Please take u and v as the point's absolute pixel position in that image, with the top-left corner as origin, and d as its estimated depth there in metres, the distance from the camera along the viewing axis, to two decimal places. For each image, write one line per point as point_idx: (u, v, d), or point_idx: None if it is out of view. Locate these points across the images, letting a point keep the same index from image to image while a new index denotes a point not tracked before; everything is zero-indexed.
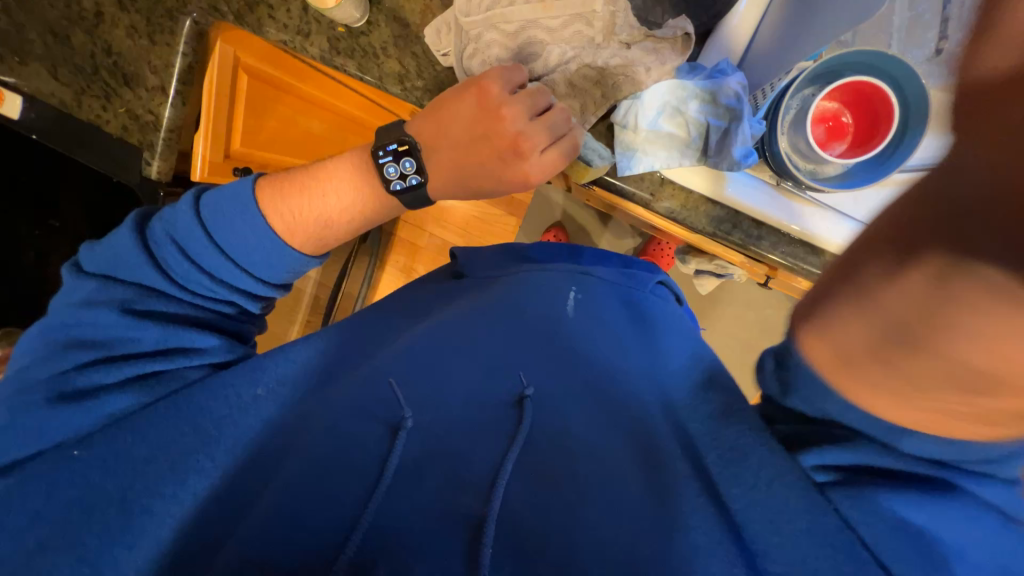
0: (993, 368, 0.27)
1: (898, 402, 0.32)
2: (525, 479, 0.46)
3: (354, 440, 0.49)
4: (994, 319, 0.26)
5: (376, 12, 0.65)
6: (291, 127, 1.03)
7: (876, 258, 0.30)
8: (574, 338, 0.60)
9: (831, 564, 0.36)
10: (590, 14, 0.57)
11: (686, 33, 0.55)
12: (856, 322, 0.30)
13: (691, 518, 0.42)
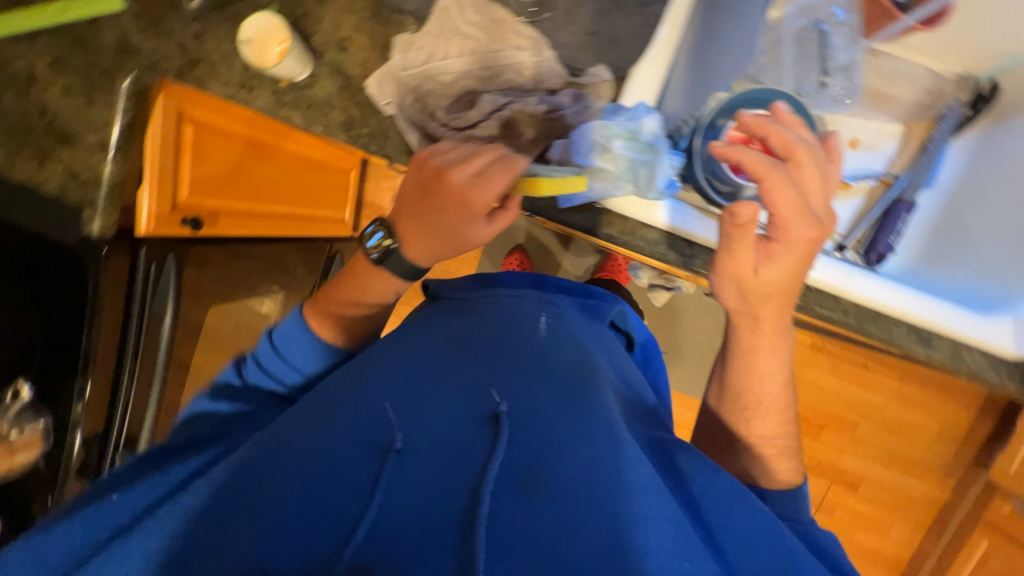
0: (779, 437, 0.63)
1: (768, 456, 0.62)
2: (510, 487, 0.44)
3: (344, 467, 0.46)
4: (781, 419, 0.63)
5: (318, 66, 0.68)
6: (242, 175, 1.01)
7: (744, 400, 0.64)
8: (546, 348, 0.61)
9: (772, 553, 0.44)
10: (518, 64, 0.62)
11: (605, 80, 0.62)
12: (738, 422, 0.64)
13: (657, 513, 0.44)
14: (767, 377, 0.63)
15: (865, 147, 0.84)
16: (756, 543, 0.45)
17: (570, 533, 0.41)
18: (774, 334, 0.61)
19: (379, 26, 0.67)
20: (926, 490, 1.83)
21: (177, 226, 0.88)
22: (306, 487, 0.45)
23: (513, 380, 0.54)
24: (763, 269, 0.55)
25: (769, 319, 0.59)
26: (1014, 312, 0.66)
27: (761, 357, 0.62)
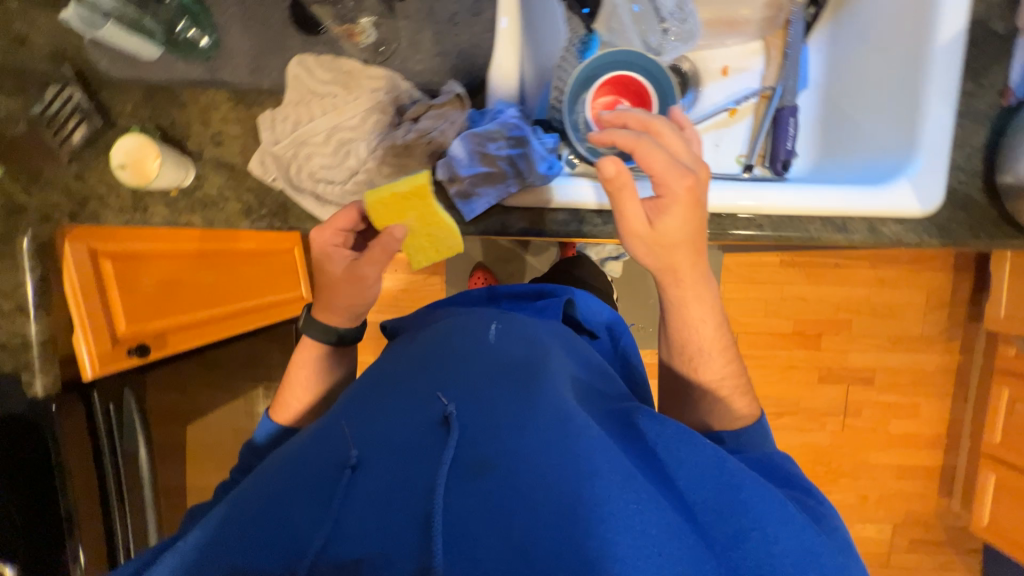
0: (728, 381, 0.66)
1: (722, 401, 0.65)
2: (459, 476, 0.45)
3: (309, 488, 0.48)
4: (727, 365, 0.66)
5: (201, 166, 0.70)
6: (179, 289, 1.01)
7: (690, 355, 0.66)
8: (496, 346, 0.62)
9: (720, 478, 0.47)
10: (379, 104, 0.64)
11: (459, 94, 0.64)
12: (688, 377, 0.67)
13: (605, 468, 0.45)
14: (702, 328, 0.65)
15: (737, 71, 0.89)
16: (702, 476, 0.47)
17: (519, 505, 0.43)
18: (696, 289, 0.63)
19: (245, 111, 0.69)
20: (939, 359, 1.85)
21: (124, 359, 0.88)
22: (274, 518, 0.46)
23: (457, 382, 0.55)
24: (661, 229, 0.57)
25: (682, 277, 0.61)
26: (908, 174, 0.68)
27: (691, 312, 0.64)
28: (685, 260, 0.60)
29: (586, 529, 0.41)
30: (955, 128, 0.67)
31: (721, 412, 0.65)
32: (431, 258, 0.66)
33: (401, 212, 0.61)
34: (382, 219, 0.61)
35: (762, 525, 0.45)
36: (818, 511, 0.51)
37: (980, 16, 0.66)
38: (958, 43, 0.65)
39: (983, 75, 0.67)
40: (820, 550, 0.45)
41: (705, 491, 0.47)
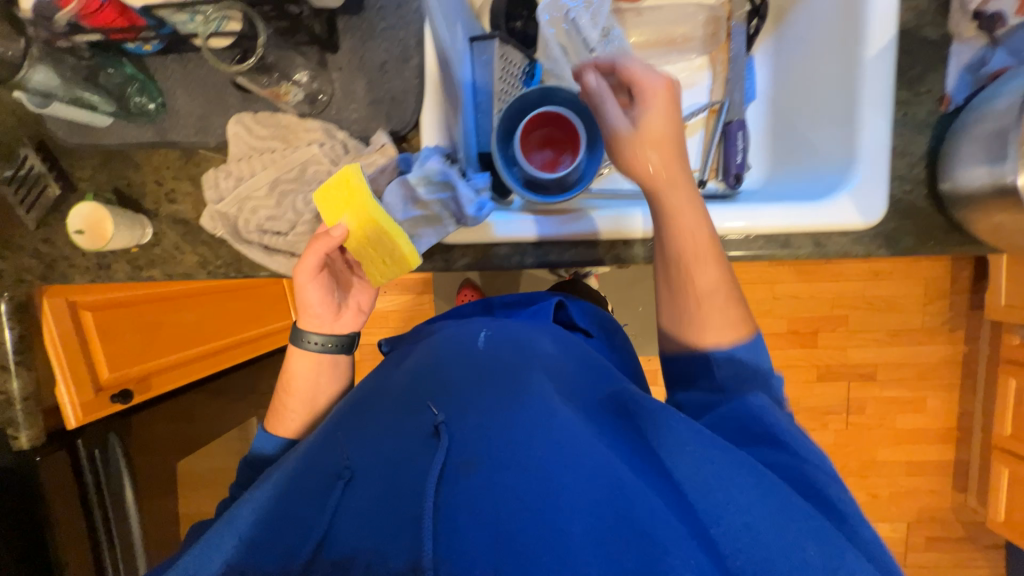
0: (728, 310, 0.57)
1: (720, 324, 0.56)
2: (447, 478, 0.44)
3: (307, 500, 0.48)
4: (725, 287, 0.58)
5: (158, 223, 0.73)
6: (162, 330, 1.05)
7: (681, 277, 0.57)
8: (487, 343, 0.60)
9: (727, 457, 0.43)
10: (316, 156, 0.66)
11: (386, 144, 0.67)
12: (681, 305, 0.58)
13: (599, 458, 0.43)
14: (692, 241, 0.57)
15: (685, 87, 0.88)
16: (709, 455, 0.43)
17: (514, 496, 0.42)
18: (678, 190, 0.57)
19: (194, 169, 0.72)
20: (943, 350, 1.78)
21: (108, 406, 0.92)
22: (280, 529, 0.46)
23: (450, 388, 0.53)
24: (645, 127, 0.56)
25: (663, 178, 0.57)
26: (848, 187, 0.67)
27: (677, 216, 0.57)
28: (664, 154, 0.56)
29: (583, 540, 0.38)
30: (894, 138, 0.67)
31: (665, 240, 0.58)
32: (387, 271, 0.64)
33: (343, 211, 0.60)
34: (329, 217, 0.61)
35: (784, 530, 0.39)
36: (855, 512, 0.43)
37: (911, 24, 0.65)
38: (888, 53, 0.64)
39: (919, 83, 0.66)
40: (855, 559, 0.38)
41: (697, 474, 0.42)
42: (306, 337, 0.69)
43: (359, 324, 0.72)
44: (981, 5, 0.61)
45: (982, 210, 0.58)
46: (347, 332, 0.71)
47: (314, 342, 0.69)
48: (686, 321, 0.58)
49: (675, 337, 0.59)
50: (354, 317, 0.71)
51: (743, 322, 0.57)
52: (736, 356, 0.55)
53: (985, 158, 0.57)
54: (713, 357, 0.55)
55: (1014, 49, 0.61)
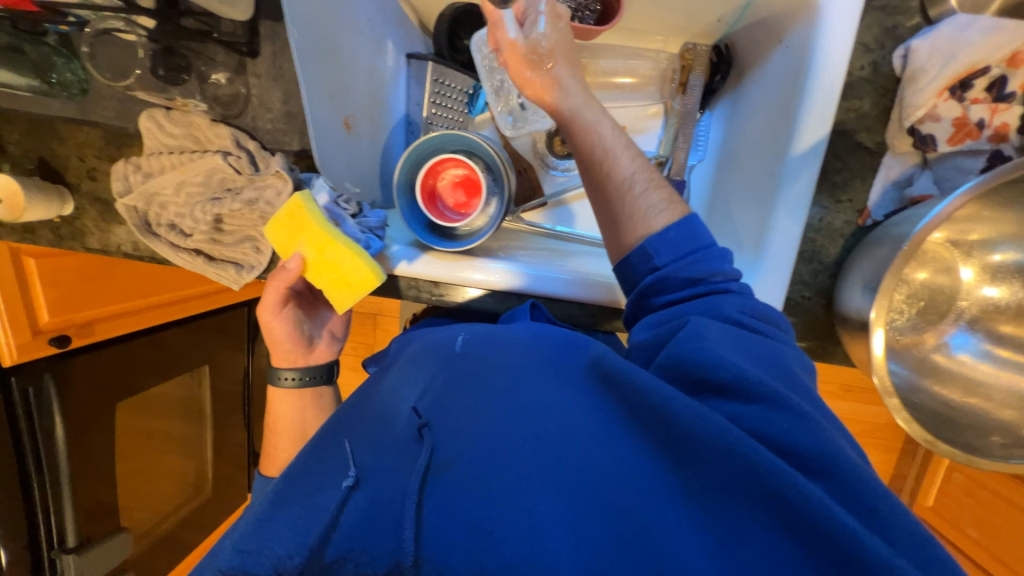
0: (620, 169, 0.57)
1: (644, 226, 0.56)
2: (430, 471, 0.44)
3: (302, 498, 0.47)
4: (635, 167, 0.58)
5: (80, 199, 0.75)
6: (109, 280, 1.10)
7: (608, 191, 0.58)
8: (475, 339, 0.59)
9: (712, 436, 0.39)
10: (221, 166, 0.66)
11: (278, 170, 0.65)
12: (613, 221, 0.58)
13: (580, 460, 0.41)
14: (604, 153, 0.57)
15: (636, 133, 0.84)
16: (698, 445, 0.40)
17: (504, 488, 0.41)
18: (583, 95, 0.59)
19: (114, 151, 0.72)
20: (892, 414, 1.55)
21: (44, 349, 0.97)
22: (267, 530, 0.44)
23: (435, 391, 0.54)
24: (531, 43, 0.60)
25: (579, 99, 0.59)
26: (746, 281, 0.65)
27: (600, 138, 0.58)
28: (573, 84, 0.60)
29: (568, 540, 0.37)
30: (803, 242, 0.64)
31: (590, 157, 0.58)
32: (350, 296, 0.59)
33: (296, 240, 0.58)
34: (284, 249, 0.59)
35: (783, 521, 0.35)
36: (851, 461, 0.39)
37: (848, 125, 0.62)
38: (816, 151, 0.60)
39: (842, 189, 0.63)
40: (848, 521, 0.34)
41: (705, 451, 0.39)
42: (280, 373, 0.73)
43: (334, 352, 0.75)
44: (917, 123, 0.57)
45: (849, 341, 0.58)
46: (319, 362, 0.74)
47: (288, 378, 0.72)
48: (625, 231, 0.57)
49: (615, 245, 0.59)
50: (326, 346, 0.74)
51: (670, 207, 0.57)
52: (665, 235, 0.55)
53: (866, 284, 0.55)
54: (649, 245, 0.55)
55: (939, 176, 0.58)
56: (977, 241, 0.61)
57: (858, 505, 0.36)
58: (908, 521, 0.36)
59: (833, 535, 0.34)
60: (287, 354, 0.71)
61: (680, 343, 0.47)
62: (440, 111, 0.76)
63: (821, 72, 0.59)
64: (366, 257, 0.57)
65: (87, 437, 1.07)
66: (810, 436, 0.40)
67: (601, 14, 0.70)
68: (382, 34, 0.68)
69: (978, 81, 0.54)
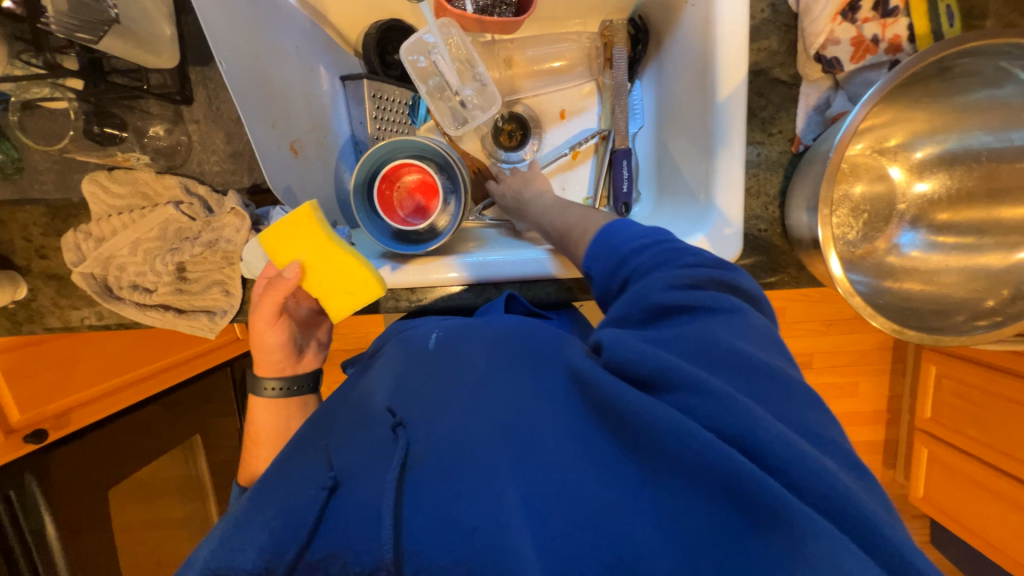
0: (578, 228, 0.61)
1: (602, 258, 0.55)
2: (406, 481, 0.42)
3: (288, 495, 0.46)
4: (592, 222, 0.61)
5: (33, 279, 0.73)
6: (81, 362, 1.03)
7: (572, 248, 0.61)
8: (450, 345, 0.56)
9: (699, 449, 0.36)
10: (175, 215, 0.65)
11: (233, 207, 0.65)
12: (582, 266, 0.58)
13: (562, 460, 0.40)
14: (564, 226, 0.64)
15: (575, 114, 0.88)
16: (683, 454, 0.36)
17: (478, 493, 0.39)
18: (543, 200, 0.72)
19: (61, 224, 0.71)
20: (875, 336, 1.63)
21: (21, 447, 0.92)
22: (248, 529, 0.43)
23: (406, 385, 0.52)
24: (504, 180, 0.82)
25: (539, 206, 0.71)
26: (703, 227, 0.67)
27: (559, 218, 0.66)
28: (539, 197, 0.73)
29: (540, 544, 0.36)
30: (748, 178, 0.68)
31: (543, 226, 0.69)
32: (347, 306, 0.61)
33: (294, 248, 0.59)
34: (279, 258, 0.60)
35: (729, 492, 0.35)
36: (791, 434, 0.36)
37: (762, 64, 0.66)
38: (737, 93, 0.64)
39: (771, 123, 0.67)
40: (775, 485, 0.33)
41: (686, 465, 0.36)
42: (262, 384, 0.69)
43: (319, 361, 0.74)
44: (820, 49, 0.62)
45: (808, 259, 0.61)
46: (306, 371, 0.72)
47: (272, 389, 0.69)
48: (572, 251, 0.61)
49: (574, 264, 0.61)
50: (314, 354, 0.73)
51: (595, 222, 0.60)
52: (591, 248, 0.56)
53: (809, 204, 0.58)
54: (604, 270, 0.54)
55: (853, 93, 0.64)
56: (898, 144, 0.66)
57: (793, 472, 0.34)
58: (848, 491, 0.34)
59: (764, 501, 0.33)
60: (274, 363, 0.69)
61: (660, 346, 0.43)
62: (384, 125, 0.77)
63: (726, 22, 0.64)
64: (372, 270, 0.61)
65: (77, 529, 1.02)
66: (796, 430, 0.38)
67: (518, 7, 0.73)
68: (312, 61, 0.70)
69: (863, 3, 0.60)
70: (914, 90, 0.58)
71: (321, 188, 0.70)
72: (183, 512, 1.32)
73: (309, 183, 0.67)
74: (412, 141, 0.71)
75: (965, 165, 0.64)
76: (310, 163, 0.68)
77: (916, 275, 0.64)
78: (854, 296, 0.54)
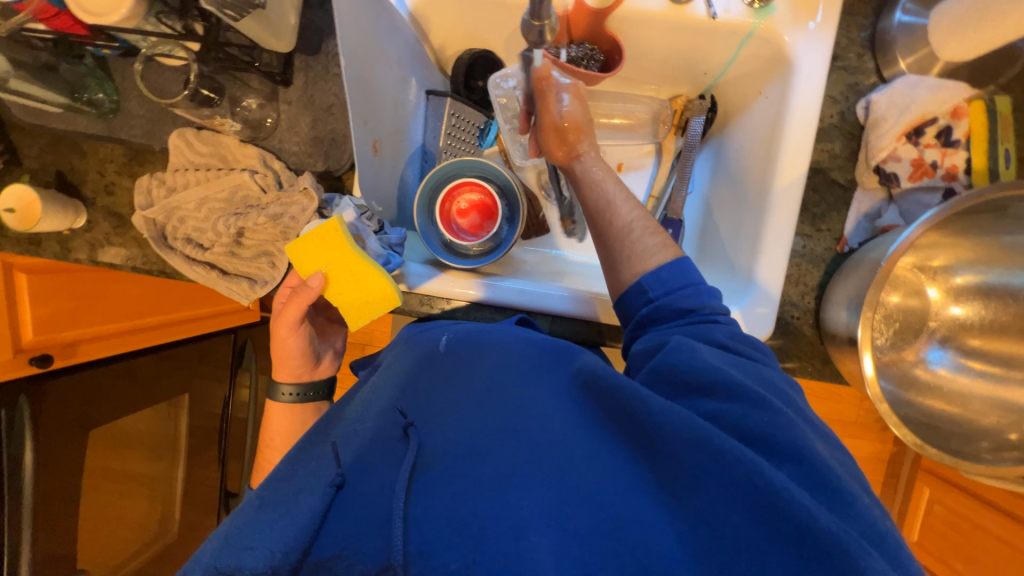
0: (615, 226, 0.59)
1: (628, 269, 0.57)
2: (420, 482, 0.43)
3: (301, 490, 0.47)
4: (635, 231, 0.58)
5: (93, 212, 0.76)
6: (102, 298, 1.06)
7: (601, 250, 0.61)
8: (463, 342, 0.58)
9: (722, 468, 0.40)
10: (247, 183, 0.69)
11: (305, 188, 0.68)
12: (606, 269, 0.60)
13: (576, 471, 0.42)
14: (600, 227, 0.61)
15: (632, 169, 0.92)
16: (708, 474, 0.40)
17: (491, 494, 0.41)
18: (585, 174, 0.64)
19: (137, 168, 0.75)
20: (872, 445, 1.60)
21: (23, 368, 0.92)
22: (254, 526, 0.44)
23: (417, 388, 0.54)
24: (568, 115, 0.66)
25: (578, 182, 0.65)
26: (740, 302, 0.69)
27: (608, 214, 0.60)
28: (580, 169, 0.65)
29: (553, 543, 0.38)
30: (791, 266, 0.71)
31: (594, 208, 0.62)
32: (365, 315, 0.62)
33: (321, 259, 0.61)
34: (305, 267, 0.61)
35: (751, 503, 0.38)
36: (814, 449, 0.41)
37: (823, 164, 0.70)
38: (795, 185, 0.68)
39: (822, 220, 0.70)
40: (808, 510, 0.37)
41: (708, 477, 0.40)
42: (279, 389, 0.70)
43: (335, 368, 0.75)
44: (882, 162, 0.66)
45: (839, 355, 0.63)
46: (322, 378, 0.73)
47: (287, 394, 0.70)
48: (623, 270, 0.58)
49: (615, 285, 0.59)
50: (330, 362, 0.74)
51: (666, 249, 0.57)
52: (659, 272, 0.55)
53: (854, 301, 0.59)
54: (643, 281, 0.55)
55: (905, 209, 0.67)
56: (939, 265, 0.70)
57: (822, 488, 0.39)
58: (859, 503, 0.39)
59: (788, 517, 0.37)
60: (294, 363, 0.70)
61: (671, 353, 0.48)
62: (454, 142, 0.82)
63: (794, 118, 0.68)
64: (391, 280, 0.62)
65: (57, 460, 1.01)
66: (785, 429, 0.42)
67: (604, 64, 0.77)
68: (408, 72, 0.74)
69: (928, 129, 0.65)
70: (965, 221, 0.61)
71: (387, 186, 0.74)
72: (149, 466, 1.28)
73: (382, 182, 0.72)
74: (477, 161, 0.75)
75: (1001, 299, 0.66)
76: (387, 166, 0.72)
77: (940, 393, 0.66)
78: (882, 400, 0.55)
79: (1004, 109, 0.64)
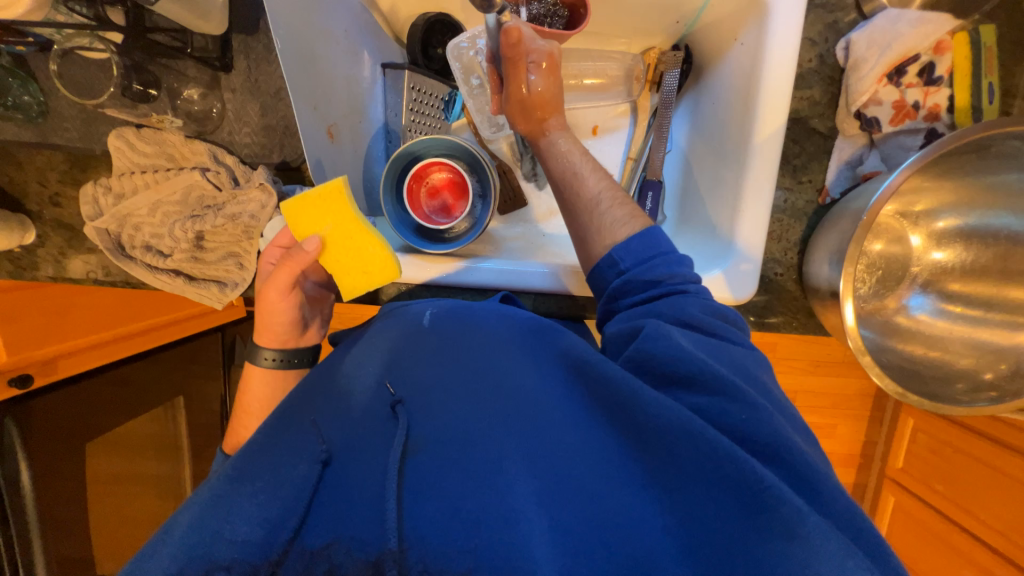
0: (584, 198, 0.57)
1: (596, 241, 0.56)
2: (410, 468, 0.42)
3: (282, 464, 0.45)
4: (603, 201, 0.57)
5: (42, 226, 0.72)
6: (73, 313, 1.01)
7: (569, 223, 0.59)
8: (449, 325, 0.56)
9: (712, 463, 0.39)
10: (200, 182, 0.65)
11: (262, 183, 0.64)
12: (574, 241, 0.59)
13: (569, 463, 0.42)
14: (565, 200, 0.59)
15: (606, 132, 0.88)
16: (697, 467, 0.40)
17: (483, 481, 0.41)
18: (548, 147, 0.63)
19: (79, 175, 0.70)
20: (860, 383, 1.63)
21: (3, 389, 0.90)
22: (234, 500, 0.43)
23: (404, 365, 0.52)
24: (534, 92, 0.62)
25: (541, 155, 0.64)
26: (722, 263, 0.68)
27: (577, 184, 0.59)
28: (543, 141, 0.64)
29: (546, 533, 0.38)
30: (773, 223, 0.69)
31: (560, 179, 0.60)
32: (361, 284, 0.61)
33: (319, 221, 0.58)
34: (301, 230, 0.58)
35: (736, 492, 0.38)
36: (796, 442, 0.41)
37: (803, 113, 0.68)
38: (776, 136, 0.65)
39: (803, 172, 0.68)
40: (795, 501, 0.37)
41: (697, 471, 0.40)
42: (261, 353, 0.67)
43: (320, 336, 0.72)
44: (863, 107, 0.63)
45: (822, 309, 0.63)
46: (307, 346, 0.70)
47: (270, 359, 0.67)
48: (593, 243, 0.56)
49: (585, 257, 0.58)
50: (317, 329, 0.71)
51: (633, 220, 0.56)
52: (629, 243, 0.53)
53: (836, 255, 0.58)
54: (614, 253, 0.53)
55: (886, 154, 0.65)
56: (921, 210, 0.69)
57: (800, 483, 0.39)
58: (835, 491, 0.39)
59: (783, 513, 0.36)
60: (281, 327, 0.66)
61: (650, 340, 0.47)
62: (418, 119, 0.77)
63: (773, 64, 0.64)
64: (392, 251, 0.61)
65: (56, 474, 1.00)
66: (761, 422, 0.41)
67: (569, 20, 0.71)
68: (358, 46, 0.70)
69: (910, 68, 0.62)
70: (946, 163, 0.59)
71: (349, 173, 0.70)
72: (155, 467, 1.29)
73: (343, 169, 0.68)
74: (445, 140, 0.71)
75: (981, 240, 0.66)
76: (346, 153, 0.68)
77: (919, 339, 0.67)
78: (863, 353, 0.56)
79: (987, 39, 0.61)
